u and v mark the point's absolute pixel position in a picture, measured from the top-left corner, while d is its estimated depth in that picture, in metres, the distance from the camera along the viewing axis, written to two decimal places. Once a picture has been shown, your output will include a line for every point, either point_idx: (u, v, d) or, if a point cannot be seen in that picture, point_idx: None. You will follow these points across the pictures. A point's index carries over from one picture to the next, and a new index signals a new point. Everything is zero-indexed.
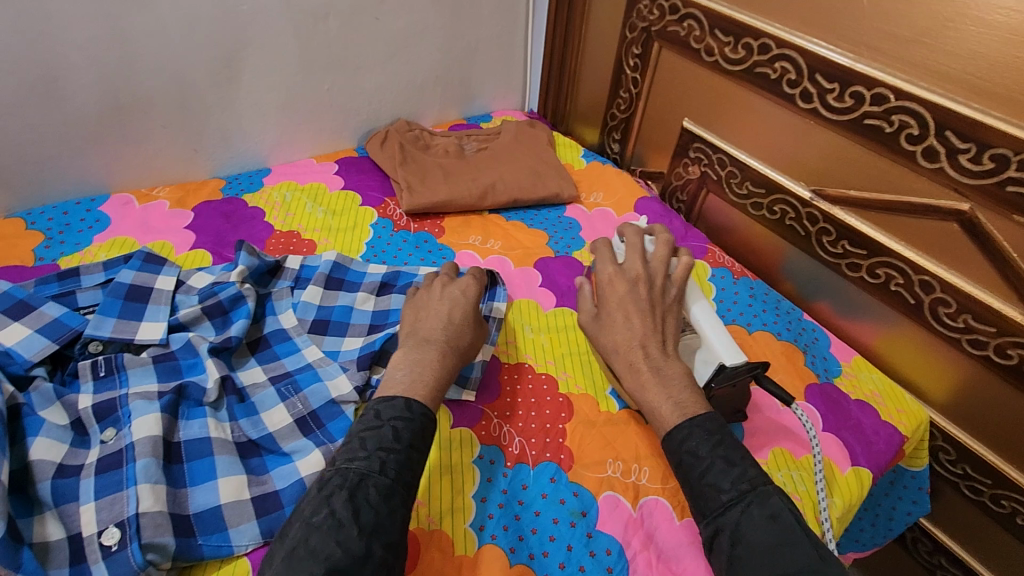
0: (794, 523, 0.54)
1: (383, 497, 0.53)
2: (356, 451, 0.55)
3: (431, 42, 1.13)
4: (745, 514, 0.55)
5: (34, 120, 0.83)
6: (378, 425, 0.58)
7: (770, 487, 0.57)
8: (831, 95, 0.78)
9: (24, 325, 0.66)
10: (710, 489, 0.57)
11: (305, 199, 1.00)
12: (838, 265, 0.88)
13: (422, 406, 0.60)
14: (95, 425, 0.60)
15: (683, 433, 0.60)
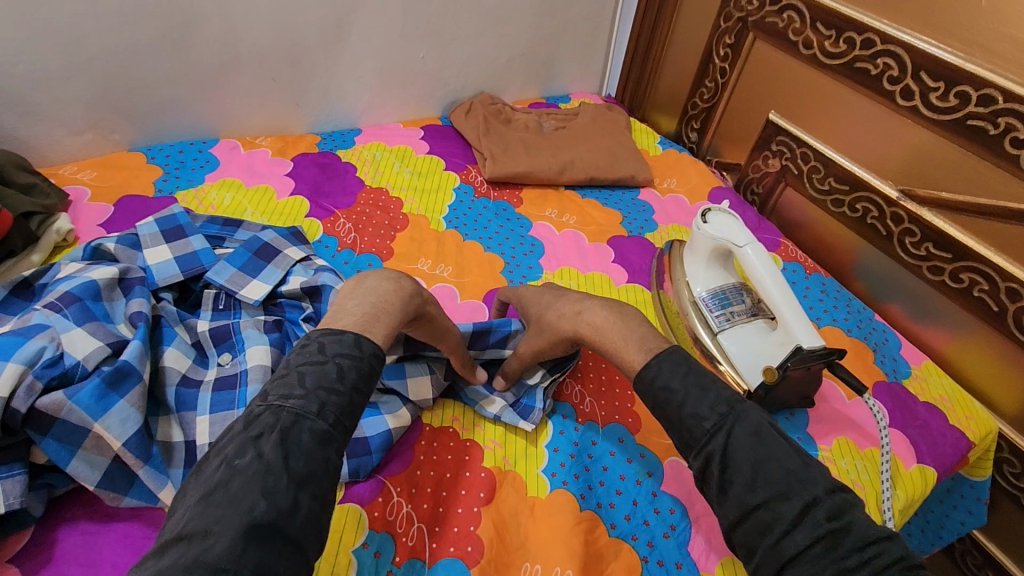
0: (775, 436, 0.51)
1: (318, 443, 0.45)
2: (293, 386, 0.48)
3: (524, 18, 1.16)
4: (730, 437, 0.51)
5: (165, 62, 0.90)
6: (322, 358, 0.50)
7: (748, 405, 0.53)
8: (934, 93, 0.78)
9: (169, 249, 0.72)
10: (692, 419, 0.52)
11: (393, 159, 1.05)
12: (919, 268, 0.87)
13: (373, 345, 0.53)
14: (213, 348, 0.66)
15: (653, 370, 0.57)
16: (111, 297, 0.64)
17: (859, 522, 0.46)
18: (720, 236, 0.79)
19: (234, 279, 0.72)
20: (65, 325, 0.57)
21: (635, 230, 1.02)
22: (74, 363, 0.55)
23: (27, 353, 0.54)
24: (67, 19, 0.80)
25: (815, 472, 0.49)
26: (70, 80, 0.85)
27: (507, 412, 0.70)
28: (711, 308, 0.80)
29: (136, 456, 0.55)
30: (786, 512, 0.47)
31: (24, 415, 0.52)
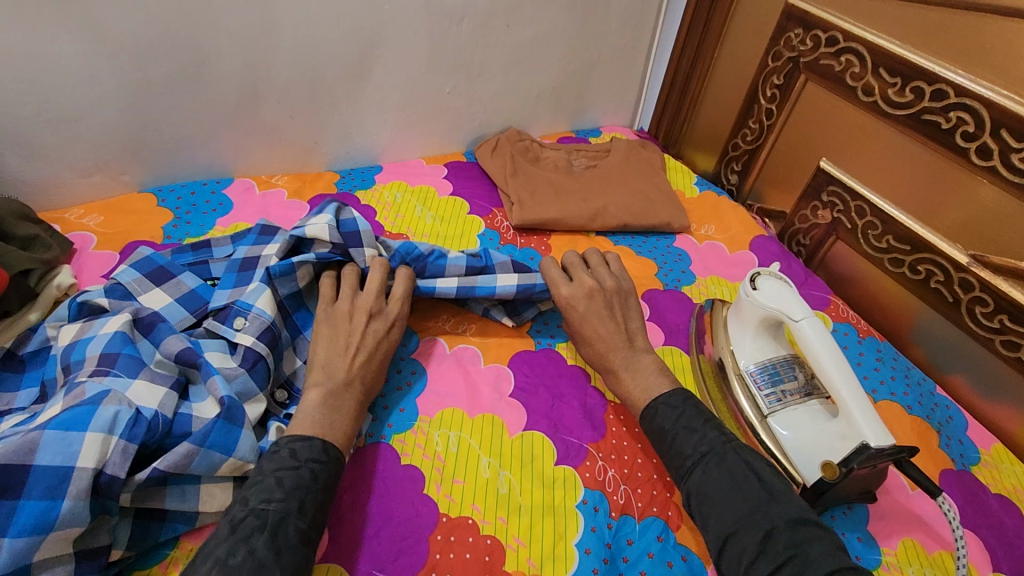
0: (750, 475, 0.57)
1: (301, 541, 0.49)
2: (274, 489, 0.51)
3: (555, 52, 1.10)
4: (704, 473, 0.58)
5: (180, 101, 0.85)
6: (295, 464, 0.54)
7: (729, 445, 0.59)
8: (1017, 154, 0.70)
9: (165, 292, 0.68)
10: (677, 456, 0.60)
11: (415, 201, 0.99)
12: (991, 341, 0.79)
13: (337, 450, 0.57)
14: (241, 379, 0.61)
15: (653, 411, 0.64)
16: (135, 338, 0.62)
17: (816, 553, 0.50)
18: (772, 307, 0.71)
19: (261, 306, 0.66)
20: (121, 382, 0.56)
21: (671, 283, 0.95)
22: (154, 413, 0.55)
23: (103, 421, 0.52)
24: (78, 58, 0.76)
25: (779, 504, 0.54)
26: (80, 120, 0.81)
27: (533, 502, 0.64)
28: (760, 384, 0.73)
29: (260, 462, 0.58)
30: (750, 544, 0.52)
31: (121, 480, 0.51)
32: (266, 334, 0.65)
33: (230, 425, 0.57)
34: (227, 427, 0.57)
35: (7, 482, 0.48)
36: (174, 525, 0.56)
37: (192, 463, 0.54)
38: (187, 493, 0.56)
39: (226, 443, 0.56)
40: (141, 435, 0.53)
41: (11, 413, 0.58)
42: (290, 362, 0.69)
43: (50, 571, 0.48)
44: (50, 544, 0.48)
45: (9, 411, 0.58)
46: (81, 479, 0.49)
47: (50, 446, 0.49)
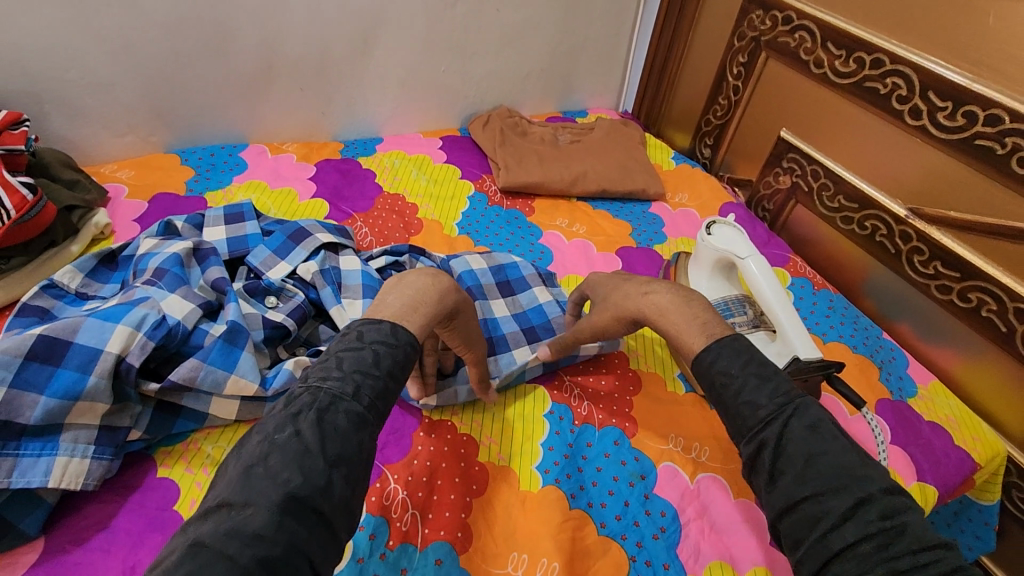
0: (834, 432, 0.48)
1: (353, 425, 0.45)
2: (332, 369, 0.48)
3: (543, 36, 1.20)
4: (784, 428, 0.48)
5: (202, 71, 0.96)
6: (359, 345, 0.50)
7: (807, 398, 0.50)
8: (942, 113, 0.79)
9: (225, 230, 0.79)
10: (746, 408, 0.50)
11: (411, 166, 1.09)
12: (928, 286, 0.87)
13: (409, 334, 0.53)
14: (259, 329, 0.67)
15: (712, 354, 0.53)
16: (189, 265, 0.69)
17: (914, 522, 0.42)
18: (722, 248, 0.80)
19: (292, 288, 0.74)
20: (160, 294, 0.62)
21: (643, 241, 1.04)
22: (176, 322, 0.60)
23: (133, 318, 0.58)
24: (117, 28, 0.86)
25: (873, 470, 0.46)
26: (116, 86, 0.92)
27: (507, 411, 0.73)
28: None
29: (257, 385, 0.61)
30: (835, 506, 0.44)
31: (136, 371, 0.57)
32: (296, 311, 0.70)
33: (230, 347, 0.61)
34: (227, 350, 0.61)
35: (49, 353, 0.55)
36: (184, 422, 0.62)
37: (197, 376, 0.59)
38: (196, 397, 0.61)
39: (227, 363, 0.60)
40: (160, 337, 0.58)
41: (93, 299, 0.69)
42: (309, 326, 0.73)
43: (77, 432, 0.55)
44: (78, 410, 0.54)
45: (93, 297, 0.70)
46: (106, 361, 0.55)
47: (89, 330, 0.56)
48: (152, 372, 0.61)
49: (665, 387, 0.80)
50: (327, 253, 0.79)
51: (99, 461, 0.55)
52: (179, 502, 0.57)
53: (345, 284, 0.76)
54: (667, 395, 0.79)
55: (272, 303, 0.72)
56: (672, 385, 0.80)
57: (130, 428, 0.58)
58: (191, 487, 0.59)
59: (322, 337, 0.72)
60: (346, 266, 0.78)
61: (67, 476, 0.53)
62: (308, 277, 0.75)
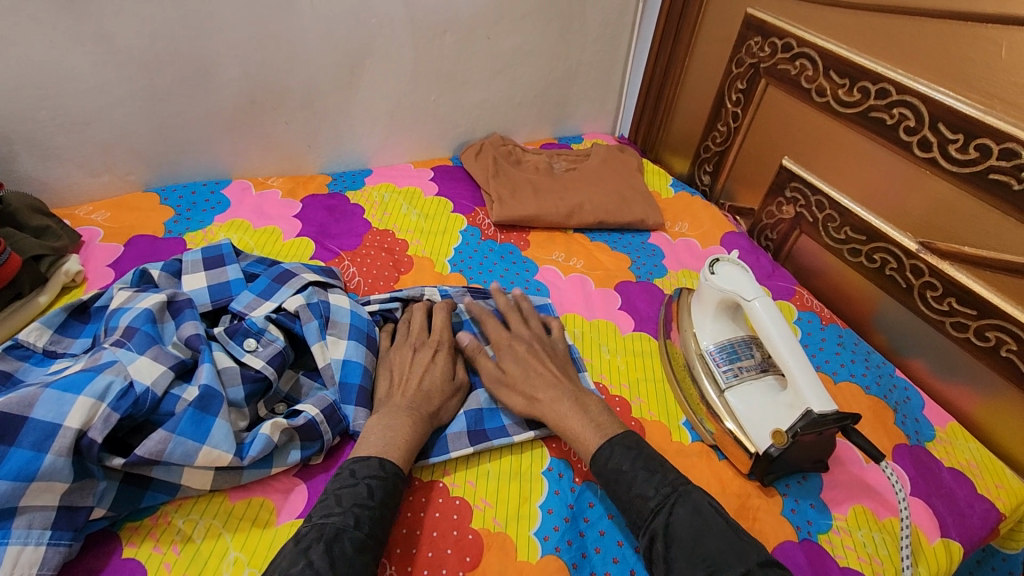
0: (713, 515, 0.56)
1: (358, 552, 0.51)
2: (332, 506, 0.54)
3: (536, 62, 1.17)
4: (672, 516, 0.56)
5: (181, 107, 0.92)
6: (353, 481, 0.56)
7: (689, 486, 0.59)
8: (953, 145, 0.75)
9: (206, 277, 0.75)
10: (638, 499, 0.58)
11: (401, 200, 1.06)
12: (942, 323, 0.83)
13: (396, 466, 0.59)
14: (237, 385, 0.61)
15: (606, 452, 0.62)
16: (162, 319, 0.64)
17: None
18: (728, 289, 0.76)
19: (274, 330, 0.67)
20: (129, 357, 0.57)
21: (643, 275, 1.00)
22: (144, 389, 0.56)
23: (96, 388, 0.53)
24: (91, 68, 0.83)
25: (747, 546, 0.53)
26: (90, 124, 0.88)
27: (501, 470, 0.68)
28: (719, 361, 0.77)
29: (232, 454, 0.57)
30: None
31: (99, 446, 0.52)
32: (277, 358, 0.65)
33: (203, 415, 0.57)
34: (198, 418, 0.56)
35: (3, 429, 0.50)
36: (154, 494, 0.57)
37: (165, 449, 0.54)
38: (168, 468, 0.56)
39: (198, 432, 0.56)
40: (126, 408, 0.54)
41: (62, 358, 0.65)
42: (290, 377, 0.68)
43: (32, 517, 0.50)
44: (34, 493, 0.50)
45: (62, 354, 0.66)
46: (65, 437, 0.50)
47: (47, 403, 0.51)
48: (119, 442, 0.56)
49: (670, 435, 0.76)
50: (315, 288, 0.73)
51: (56, 547, 0.50)
52: None
53: (332, 321, 0.71)
54: (672, 445, 0.75)
55: (251, 346, 0.65)
56: (677, 434, 0.77)
57: (93, 507, 0.53)
58: (159, 569, 0.54)
59: (303, 390, 0.67)
60: (335, 303, 0.73)
61: (19, 567, 0.48)
62: (293, 311, 0.69)
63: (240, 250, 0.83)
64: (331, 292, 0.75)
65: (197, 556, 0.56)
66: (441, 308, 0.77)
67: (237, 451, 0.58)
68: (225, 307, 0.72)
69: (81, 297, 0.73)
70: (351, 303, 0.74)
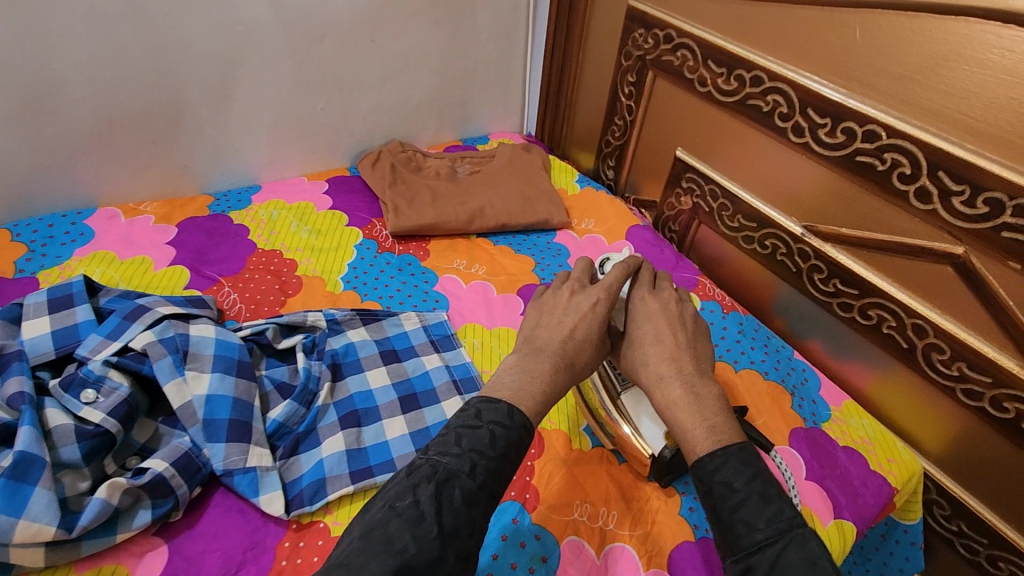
0: (835, 573, 0.44)
1: (467, 503, 0.47)
2: (451, 445, 0.50)
3: (428, 64, 1.13)
4: (780, 557, 0.46)
5: (25, 132, 0.84)
6: (476, 424, 0.52)
7: (809, 530, 0.48)
8: (822, 130, 0.76)
9: (50, 321, 0.68)
10: (743, 526, 0.49)
11: (291, 217, 1.00)
12: (830, 304, 0.85)
13: (524, 417, 0.53)
14: (71, 445, 0.55)
15: (716, 462, 0.52)
16: None
17: None
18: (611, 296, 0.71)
19: (115, 375, 0.61)
20: None
21: (548, 276, 0.98)
22: None
23: None
24: None
25: None
26: None
27: None
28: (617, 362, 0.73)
29: (58, 525, 0.50)
30: None
31: None
32: (120, 407, 0.59)
33: (18, 485, 0.50)
34: (14, 488, 0.50)
35: None
36: None
37: None
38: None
39: (13, 505, 0.50)
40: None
41: None
42: (146, 428, 0.63)
43: None
44: None
45: None
46: None
47: None
48: None
49: (570, 443, 0.73)
50: (171, 321, 0.68)
51: None
52: None
53: (192, 353, 0.66)
54: (571, 454, 0.72)
55: (89, 397, 0.59)
56: (576, 441, 0.74)
57: None
58: None
59: (161, 440, 0.63)
60: (196, 334, 0.68)
61: None
62: (141, 349, 0.64)
63: (99, 285, 0.76)
64: (194, 323, 0.70)
65: None
66: (583, 261, 0.71)
67: (67, 522, 0.52)
68: (71, 354, 0.66)
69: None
70: (216, 332, 0.69)
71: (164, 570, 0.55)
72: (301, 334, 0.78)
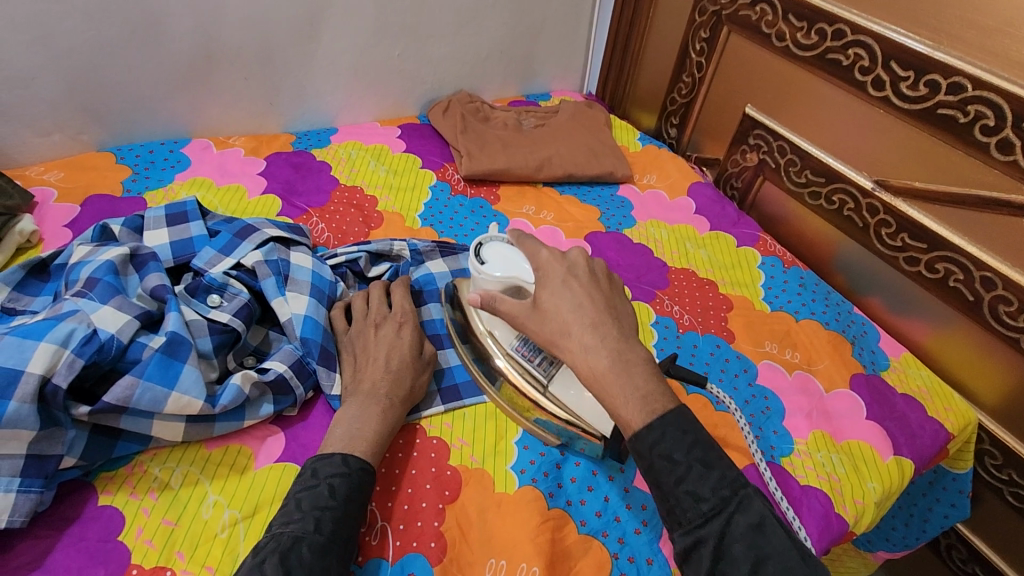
0: (776, 529, 0.47)
1: (319, 557, 0.47)
2: (291, 512, 0.50)
3: (501, 15, 1.15)
4: (727, 526, 0.47)
5: (133, 60, 0.89)
6: (314, 482, 0.52)
7: (750, 488, 0.49)
8: (904, 83, 0.78)
9: (168, 233, 0.73)
10: (688, 498, 0.48)
11: (369, 157, 1.04)
12: (896, 259, 0.87)
13: (360, 460, 0.55)
14: (206, 336, 0.61)
15: (655, 434, 0.50)
16: (125, 273, 0.63)
17: None
18: (503, 276, 0.65)
19: (235, 284, 0.67)
20: (92, 306, 0.56)
21: (613, 225, 1.01)
22: (109, 336, 0.54)
23: (58, 335, 0.52)
24: (29, 17, 0.79)
25: (814, 573, 0.46)
26: (35, 79, 0.84)
27: (477, 411, 0.70)
28: (530, 358, 0.66)
29: (203, 402, 0.57)
30: None
31: (64, 393, 0.51)
32: (243, 310, 0.65)
33: (171, 359, 0.56)
34: (166, 364, 0.56)
35: None
36: (127, 444, 0.57)
37: (133, 395, 0.54)
38: (136, 419, 0.56)
39: (167, 378, 0.55)
40: (90, 354, 0.53)
41: (22, 315, 0.62)
42: (258, 333, 0.69)
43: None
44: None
45: (22, 311, 0.64)
46: (29, 383, 0.49)
47: (6, 350, 0.50)
48: (85, 392, 0.55)
49: None
50: (275, 246, 0.73)
51: (27, 494, 0.50)
52: (123, 531, 0.53)
53: (291, 277, 0.70)
54: None
55: (214, 302, 0.65)
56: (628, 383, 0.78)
57: (61, 456, 0.52)
58: (136, 515, 0.54)
59: (272, 344, 0.68)
60: (296, 261, 0.72)
61: None
62: (252, 268, 0.69)
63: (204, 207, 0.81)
64: (294, 250, 0.74)
65: (176, 501, 0.56)
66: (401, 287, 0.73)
67: (208, 400, 0.58)
68: (187, 264, 0.71)
69: (40, 256, 0.70)
70: (313, 264, 0.73)
71: (284, 453, 0.62)
72: (387, 262, 0.82)
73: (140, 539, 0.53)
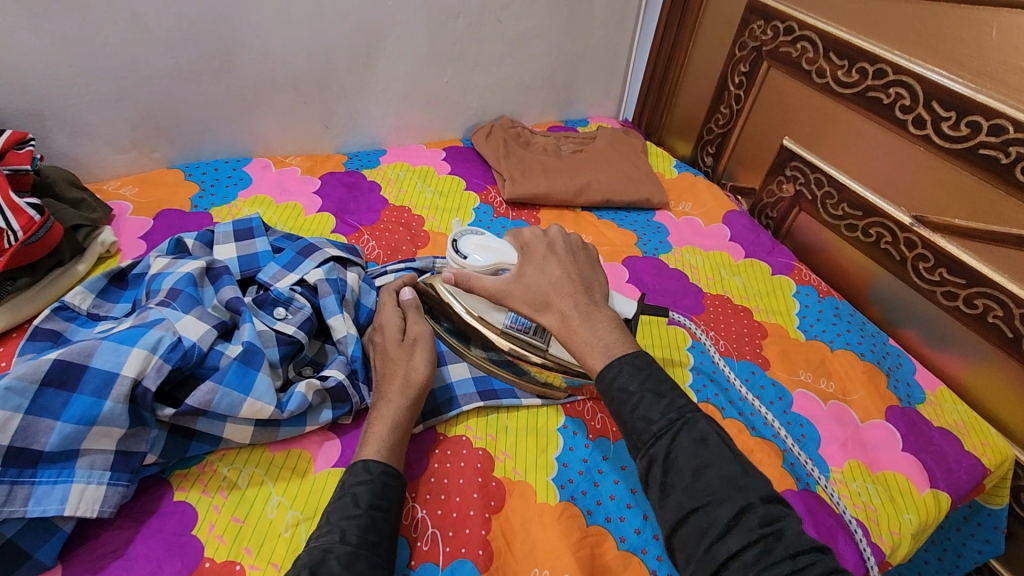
0: (721, 446, 0.50)
1: (346, 566, 0.49)
2: (322, 526, 0.53)
3: (545, 45, 1.20)
4: (675, 444, 0.50)
5: (206, 85, 0.95)
6: (341, 494, 0.55)
7: (698, 413, 0.52)
8: (946, 123, 0.80)
9: (236, 249, 0.78)
10: (641, 422, 0.52)
11: (416, 178, 1.09)
12: (933, 293, 0.88)
13: (381, 464, 0.58)
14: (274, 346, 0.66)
15: (613, 371, 0.55)
16: (201, 284, 0.68)
17: (792, 526, 0.46)
18: (488, 261, 0.70)
19: (300, 298, 0.72)
20: (175, 315, 0.61)
21: (649, 250, 1.04)
22: (192, 344, 0.59)
23: (149, 341, 0.57)
24: (120, 46, 0.86)
25: (753, 478, 0.49)
26: (119, 100, 0.91)
27: (519, 425, 0.73)
28: (523, 329, 0.72)
29: (272, 407, 0.61)
30: (721, 515, 0.47)
31: (152, 394, 0.56)
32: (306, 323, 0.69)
33: (247, 368, 0.61)
34: (242, 371, 0.61)
35: (66, 376, 0.54)
36: (200, 444, 0.61)
37: (213, 399, 0.58)
38: (212, 421, 0.60)
39: (243, 384, 0.60)
40: (176, 359, 0.57)
41: (106, 321, 0.67)
42: (315, 344, 0.73)
43: (94, 459, 0.54)
44: (94, 437, 0.54)
45: (104, 317, 0.68)
46: (123, 385, 0.54)
47: (104, 353, 0.55)
48: (167, 395, 0.60)
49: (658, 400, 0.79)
50: (335, 265, 0.77)
51: (115, 487, 0.55)
52: (197, 526, 0.57)
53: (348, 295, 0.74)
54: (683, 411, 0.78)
55: (280, 314, 0.70)
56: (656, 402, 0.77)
57: (145, 453, 0.57)
58: (208, 511, 0.58)
59: (327, 356, 0.72)
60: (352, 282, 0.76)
61: (84, 503, 0.53)
62: (313, 284, 0.73)
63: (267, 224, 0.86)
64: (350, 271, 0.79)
65: (243, 500, 0.60)
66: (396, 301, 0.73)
67: (277, 405, 0.62)
68: (253, 277, 0.76)
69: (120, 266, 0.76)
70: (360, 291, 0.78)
71: (339, 458, 0.65)
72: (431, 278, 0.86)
73: (213, 535, 0.57)
